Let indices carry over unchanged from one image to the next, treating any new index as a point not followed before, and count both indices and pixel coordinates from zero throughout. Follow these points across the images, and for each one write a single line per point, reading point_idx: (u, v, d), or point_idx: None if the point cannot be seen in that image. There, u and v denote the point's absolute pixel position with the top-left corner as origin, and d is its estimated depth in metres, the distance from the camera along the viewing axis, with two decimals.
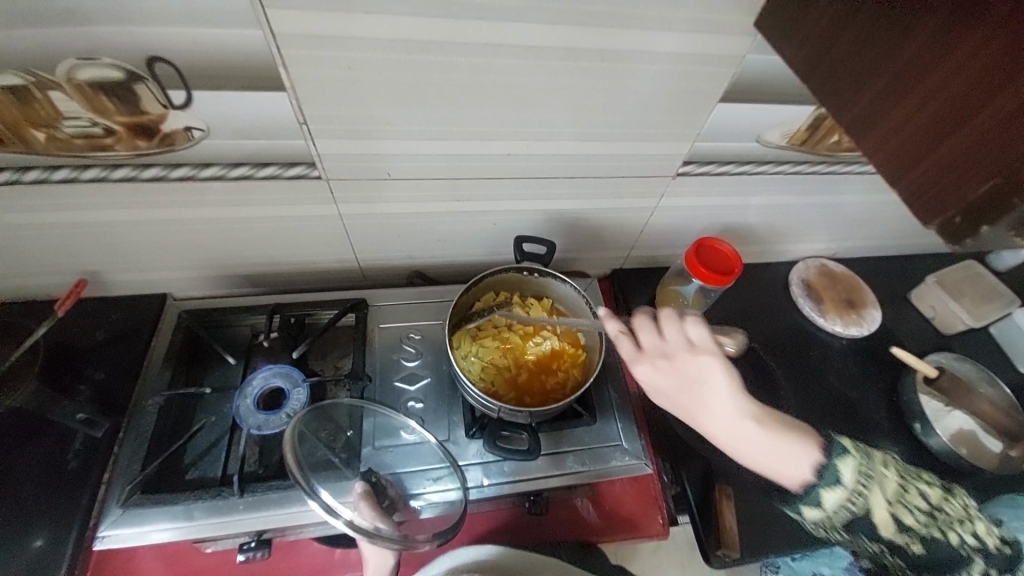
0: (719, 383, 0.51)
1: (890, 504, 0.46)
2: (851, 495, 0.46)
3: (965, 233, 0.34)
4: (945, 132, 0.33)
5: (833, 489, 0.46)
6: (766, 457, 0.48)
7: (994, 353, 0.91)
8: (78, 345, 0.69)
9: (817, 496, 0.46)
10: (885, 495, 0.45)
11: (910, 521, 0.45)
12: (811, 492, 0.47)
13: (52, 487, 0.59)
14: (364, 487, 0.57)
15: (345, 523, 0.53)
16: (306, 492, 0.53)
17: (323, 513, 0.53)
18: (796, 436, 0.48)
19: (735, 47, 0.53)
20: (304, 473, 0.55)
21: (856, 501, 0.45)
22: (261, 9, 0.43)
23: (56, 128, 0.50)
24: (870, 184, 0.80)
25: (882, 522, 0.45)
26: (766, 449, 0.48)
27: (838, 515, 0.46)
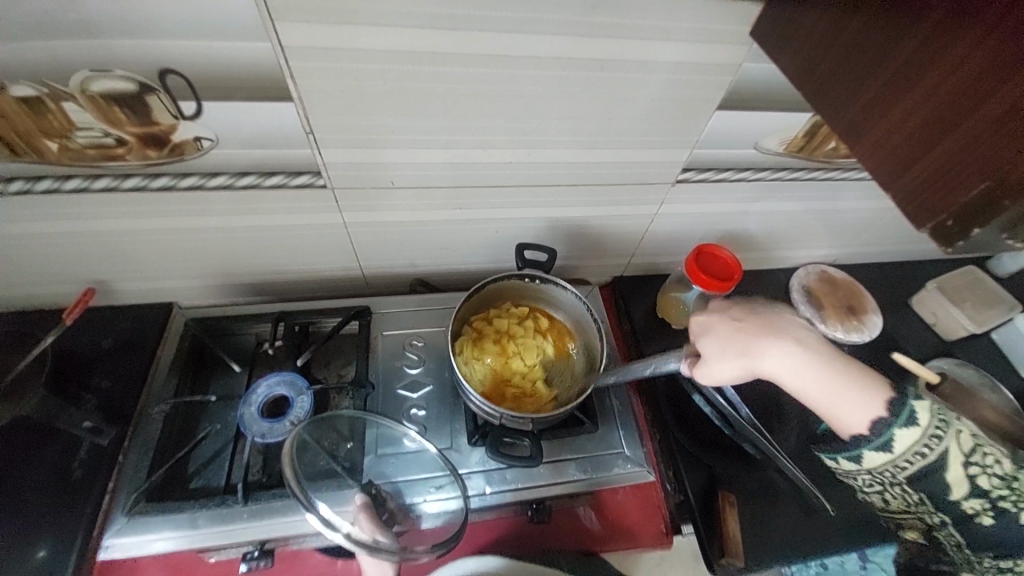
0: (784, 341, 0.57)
1: (966, 463, 0.51)
2: (929, 440, 0.51)
3: (957, 236, 0.34)
4: (935, 137, 0.34)
5: (906, 433, 0.52)
6: (853, 404, 0.55)
7: (998, 359, 0.91)
8: (84, 354, 0.70)
9: (886, 442, 0.53)
10: (959, 454, 0.51)
11: (982, 481, 0.51)
12: (881, 433, 0.53)
13: (56, 495, 0.59)
14: (363, 499, 0.57)
15: (343, 537, 0.54)
16: (303, 506, 0.54)
17: (319, 527, 0.54)
18: (867, 384, 0.55)
19: (732, 56, 0.55)
20: (301, 486, 0.56)
21: (933, 444, 0.51)
22: (271, 22, 0.45)
23: (70, 138, 0.52)
24: (869, 191, 0.81)
25: (953, 477, 0.51)
26: (840, 398, 0.55)
27: (906, 463, 0.52)
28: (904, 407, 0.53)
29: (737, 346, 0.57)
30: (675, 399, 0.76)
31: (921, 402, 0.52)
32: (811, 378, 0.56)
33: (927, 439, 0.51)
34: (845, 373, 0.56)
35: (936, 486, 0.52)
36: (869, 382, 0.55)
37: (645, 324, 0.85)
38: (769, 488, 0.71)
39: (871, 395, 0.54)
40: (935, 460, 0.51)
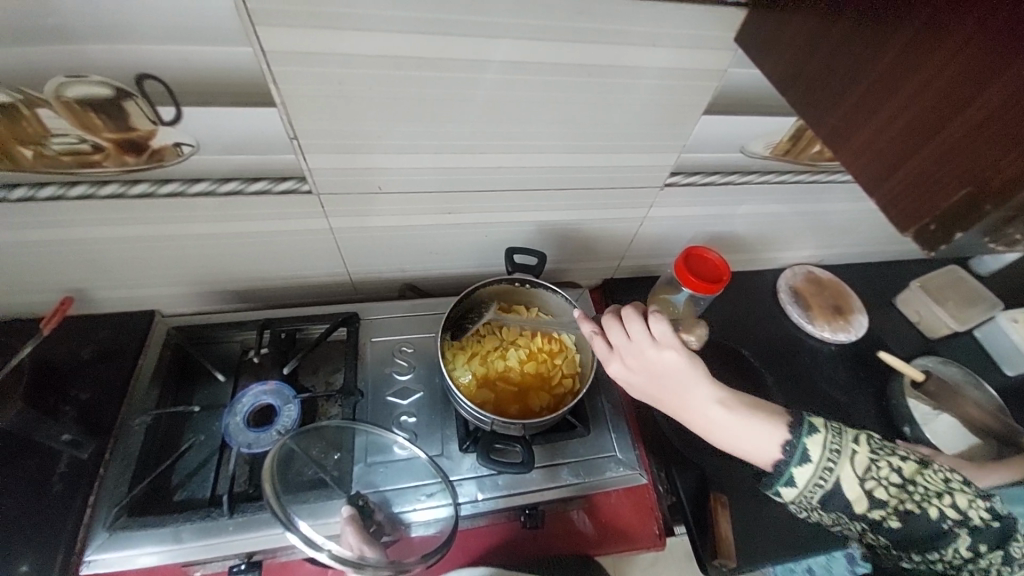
0: (682, 372, 0.54)
1: (861, 478, 0.50)
2: (822, 470, 0.50)
3: (939, 240, 0.34)
4: (917, 142, 0.34)
5: (801, 467, 0.51)
6: (746, 440, 0.53)
7: (979, 355, 0.93)
8: (62, 364, 0.68)
9: (792, 475, 0.51)
10: (851, 466, 0.50)
11: (880, 493, 0.49)
12: (784, 471, 0.51)
13: (35, 510, 0.57)
14: (348, 512, 0.56)
15: (328, 555, 0.51)
16: (283, 525, 0.52)
17: (302, 546, 0.52)
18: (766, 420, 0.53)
19: (718, 61, 0.55)
20: (281, 503, 0.54)
21: (826, 475, 0.50)
22: (251, 26, 0.44)
23: (44, 145, 0.50)
24: (853, 193, 0.82)
25: (854, 495, 0.49)
26: (734, 432, 0.53)
27: (812, 493, 0.51)
28: (797, 441, 0.51)
29: (636, 377, 0.57)
30: None
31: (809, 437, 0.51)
32: (688, 399, 0.56)
33: (820, 469, 0.50)
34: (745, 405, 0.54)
35: (843, 508, 0.50)
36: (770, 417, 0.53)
37: None
38: (759, 488, 0.71)
39: (777, 429, 0.52)
40: (834, 486, 0.50)
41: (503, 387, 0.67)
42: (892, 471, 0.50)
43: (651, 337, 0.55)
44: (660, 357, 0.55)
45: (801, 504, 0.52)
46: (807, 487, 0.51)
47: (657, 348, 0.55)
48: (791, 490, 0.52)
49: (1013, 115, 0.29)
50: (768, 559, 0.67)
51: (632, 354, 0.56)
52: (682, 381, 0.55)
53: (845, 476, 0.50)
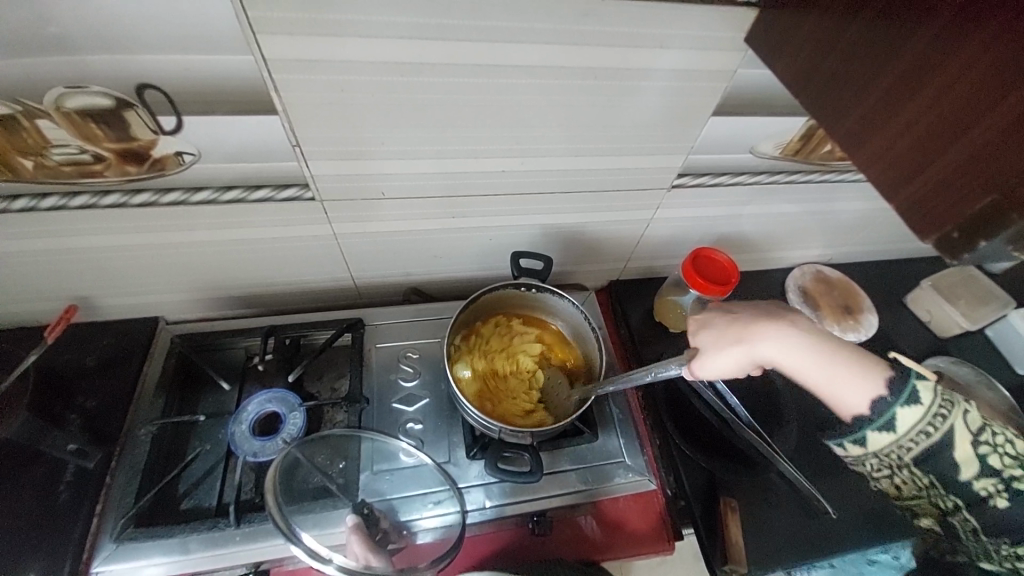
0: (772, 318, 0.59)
1: (973, 440, 0.50)
2: (930, 418, 0.50)
3: (962, 248, 0.33)
4: (935, 150, 0.33)
5: (909, 410, 0.51)
6: (851, 389, 0.53)
7: (991, 355, 0.91)
8: (67, 373, 0.68)
9: (894, 416, 0.51)
10: (962, 423, 0.50)
11: (993, 460, 0.49)
12: (884, 411, 0.51)
13: (42, 521, 0.57)
14: (353, 521, 0.56)
15: (335, 567, 0.51)
16: (287, 538, 0.52)
17: (308, 559, 0.52)
18: (865, 366, 0.54)
19: (727, 62, 0.54)
20: (284, 517, 0.54)
21: (934, 424, 0.50)
22: (252, 33, 0.43)
23: (45, 156, 0.50)
24: (863, 192, 0.81)
25: (964, 456, 0.49)
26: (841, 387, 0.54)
27: (909, 441, 0.51)
28: (906, 387, 0.51)
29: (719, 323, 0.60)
30: (672, 405, 0.76)
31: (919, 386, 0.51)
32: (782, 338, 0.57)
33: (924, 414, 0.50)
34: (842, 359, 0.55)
35: (946, 466, 0.50)
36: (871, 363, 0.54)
37: (642, 329, 0.85)
38: (768, 492, 0.71)
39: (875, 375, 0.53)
40: (942, 440, 0.50)
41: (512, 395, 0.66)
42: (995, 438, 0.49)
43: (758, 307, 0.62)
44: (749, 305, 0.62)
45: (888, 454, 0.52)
46: (914, 432, 0.51)
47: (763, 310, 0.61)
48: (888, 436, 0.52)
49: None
50: (779, 565, 0.67)
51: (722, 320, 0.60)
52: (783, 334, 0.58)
53: (954, 427, 0.50)
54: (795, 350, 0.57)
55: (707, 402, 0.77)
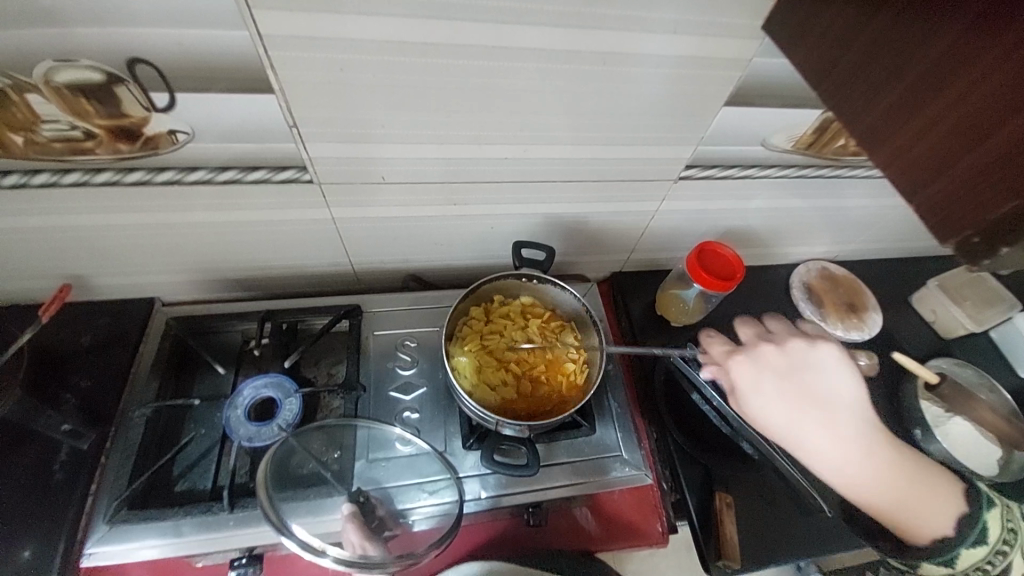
0: (835, 367, 0.54)
1: (1010, 556, 0.47)
2: (987, 557, 0.47)
3: (983, 254, 0.32)
4: (960, 151, 0.31)
5: (975, 547, 0.48)
6: (862, 487, 0.52)
7: (994, 357, 0.91)
8: (62, 353, 0.67)
9: (956, 556, 0.48)
10: (1007, 549, 0.47)
11: (1015, 563, 0.47)
12: (949, 548, 0.48)
13: (37, 500, 0.57)
14: (349, 510, 0.56)
15: (331, 559, 0.52)
16: (277, 531, 0.52)
17: (301, 552, 0.52)
18: (897, 471, 0.52)
19: (742, 50, 0.51)
20: (275, 509, 0.54)
21: (992, 565, 0.46)
22: (247, 8, 0.41)
23: (33, 131, 0.48)
24: (874, 188, 0.79)
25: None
26: (847, 481, 0.52)
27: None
28: (977, 514, 0.49)
29: (771, 380, 0.54)
30: (672, 400, 0.75)
31: (987, 513, 0.49)
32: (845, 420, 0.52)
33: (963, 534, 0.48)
34: (897, 461, 0.52)
35: (969, 573, 0.48)
36: (910, 469, 0.52)
37: (643, 322, 0.84)
38: (764, 489, 0.71)
39: (956, 501, 0.50)
40: (991, 566, 0.47)
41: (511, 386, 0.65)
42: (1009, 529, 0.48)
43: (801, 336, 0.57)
44: (818, 358, 0.55)
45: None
46: (955, 553, 0.48)
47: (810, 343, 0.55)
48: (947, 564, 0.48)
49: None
50: (772, 561, 0.67)
51: (775, 355, 0.55)
52: (851, 406, 0.53)
53: (1008, 552, 0.47)
54: (852, 445, 0.52)
55: (706, 398, 0.74)
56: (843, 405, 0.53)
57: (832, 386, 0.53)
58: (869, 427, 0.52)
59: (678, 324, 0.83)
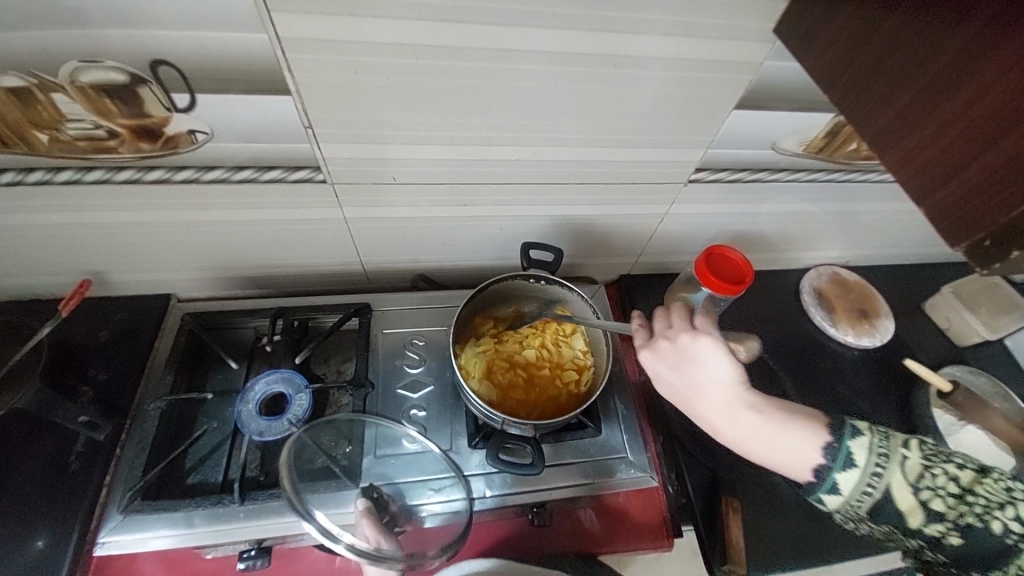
0: (713, 364, 0.54)
1: (913, 488, 0.46)
2: (868, 475, 0.47)
3: (994, 257, 0.32)
4: (974, 152, 0.31)
5: (848, 472, 0.48)
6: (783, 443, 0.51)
7: (1010, 366, 0.89)
8: (81, 346, 0.69)
9: (836, 483, 0.49)
10: (903, 476, 0.47)
11: (935, 504, 0.46)
12: (826, 476, 0.49)
13: (55, 489, 0.58)
14: (364, 505, 0.56)
15: (345, 547, 0.52)
16: (301, 515, 0.53)
17: (319, 536, 0.53)
18: (806, 419, 0.52)
19: (753, 53, 0.52)
20: (299, 496, 0.55)
21: (875, 482, 0.47)
22: (265, 11, 0.42)
23: (59, 130, 0.50)
24: (886, 193, 0.78)
25: (908, 509, 0.46)
26: (773, 443, 0.51)
27: (860, 504, 0.48)
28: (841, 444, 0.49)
29: (672, 375, 0.56)
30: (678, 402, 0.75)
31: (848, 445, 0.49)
32: (714, 399, 0.55)
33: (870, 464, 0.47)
34: (781, 414, 0.52)
35: (893, 515, 0.47)
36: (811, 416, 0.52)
37: None
38: (772, 495, 0.70)
39: (815, 436, 0.50)
40: (883, 493, 0.47)
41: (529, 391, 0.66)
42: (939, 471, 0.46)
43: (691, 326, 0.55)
44: (699, 351, 0.54)
45: (852, 514, 0.49)
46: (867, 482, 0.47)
47: (692, 338, 0.54)
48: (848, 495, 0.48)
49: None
50: (779, 567, 0.66)
51: (666, 348, 0.56)
52: (723, 383, 0.54)
53: (893, 475, 0.47)
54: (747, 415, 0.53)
55: None
56: (708, 381, 0.54)
57: (708, 377, 0.54)
58: (742, 403, 0.54)
59: None
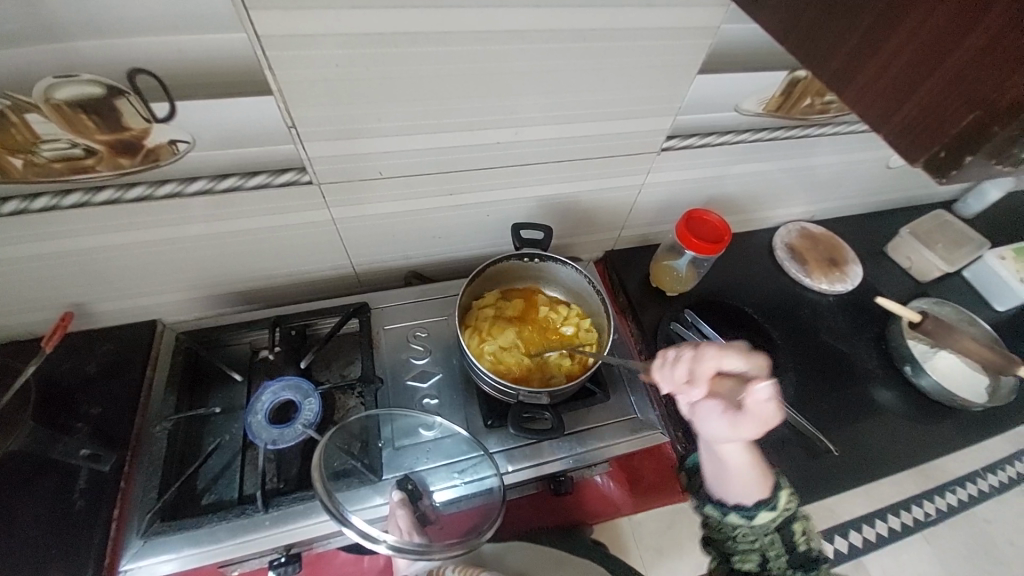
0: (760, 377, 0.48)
1: None
2: (784, 514, 0.53)
3: (950, 166, 0.34)
4: (918, 77, 0.34)
5: None
6: (750, 480, 0.53)
7: (968, 294, 0.98)
8: (69, 382, 0.66)
9: (756, 514, 0.53)
10: None
11: None
12: (758, 511, 0.53)
13: (62, 530, 0.55)
14: (400, 497, 0.57)
15: (386, 547, 0.52)
16: (337, 522, 0.52)
17: (360, 540, 0.52)
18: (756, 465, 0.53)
19: (710, 19, 0.55)
20: (332, 497, 0.54)
21: None
22: (245, 11, 0.43)
23: (33, 152, 0.48)
24: (841, 145, 0.84)
25: None
26: (738, 478, 0.53)
27: None
28: (774, 497, 0.53)
29: (703, 372, 0.47)
30: None
31: (778, 492, 0.53)
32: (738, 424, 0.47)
33: (779, 518, 0.53)
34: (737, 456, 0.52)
35: None
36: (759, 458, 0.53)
37: (641, 295, 0.87)
38: (775, 437, 0.74)
39: (755, 486, 0.53)
40: None
41: (546, 364, 0.66)
42: (755, 536, 0.54)
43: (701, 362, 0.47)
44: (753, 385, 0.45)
45: (748, 533, 0.54)
46: (758, 527, 0.54)
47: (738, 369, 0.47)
48: (742, 525, 0.54)
49: (1015, 37, 0.28)
50: None
51: (705, 363, 0.47)
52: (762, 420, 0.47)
53: None
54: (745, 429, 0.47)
55: None
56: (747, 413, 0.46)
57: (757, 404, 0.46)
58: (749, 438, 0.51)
59: (673, 293, 0.86)
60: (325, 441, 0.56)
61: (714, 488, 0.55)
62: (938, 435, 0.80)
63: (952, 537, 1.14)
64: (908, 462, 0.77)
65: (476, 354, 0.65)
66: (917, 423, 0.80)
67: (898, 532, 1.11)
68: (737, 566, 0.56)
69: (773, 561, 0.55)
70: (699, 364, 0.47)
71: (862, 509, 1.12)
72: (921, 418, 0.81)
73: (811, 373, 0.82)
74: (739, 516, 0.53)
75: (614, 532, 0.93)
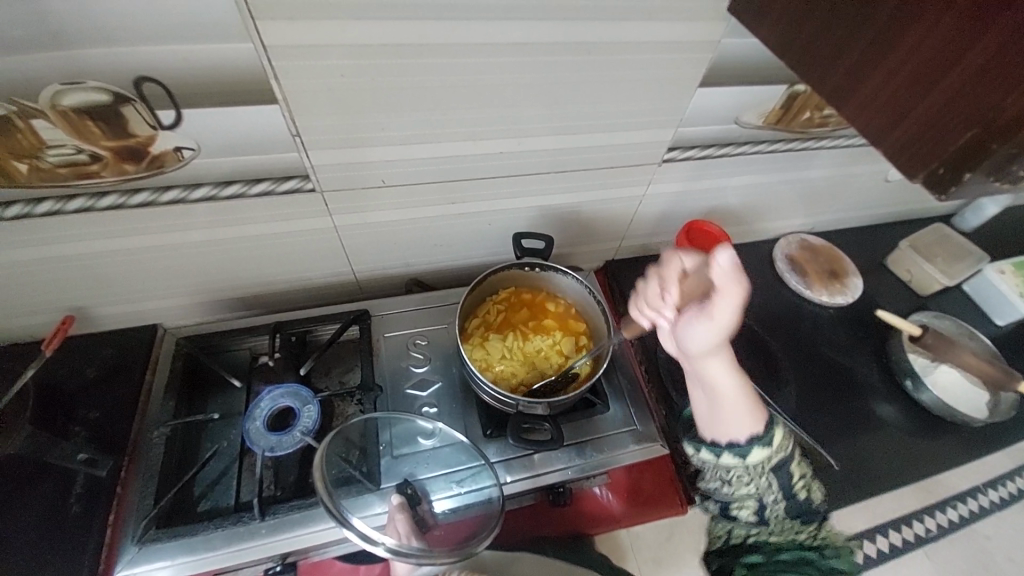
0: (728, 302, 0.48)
1: None
2: (774, 455, 0.55)
3: (949, 183, 0.34)
4: (917, 94, 0.34)
5: None
6: (739, 410, 0.55)
7: (968, 308, 0.98)
8: (68, 386, 0.66)
9: (747, 453, 0.55)
10: None
11: None
12: (747, 446, 0.55)
13: (57, 536, 0.55)
14: (400, 501, 0.58)
15: (385, 549, 0.51)
16: (338, 522, 0.52)
17: (359, 541, 0.52)
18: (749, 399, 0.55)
19: (711, 33, 0.56)
20: (333, 499, 0.54)
21: None
22: (252, 21, 0.43)
23: (39, 157, 0.49)
24: (841, 158, 0.84)
25: None
26: (723, 403, 0.55)
27: None
28: (768, 434, 0.55)
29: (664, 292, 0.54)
30: (678, 373, 0.78)
31: (773, 430, 0.56)
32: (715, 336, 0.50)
33: (773, 455, 0.55)
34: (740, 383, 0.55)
35: None
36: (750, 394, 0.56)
37: None
38: None
39: (743, 418, 0.55)
40: None
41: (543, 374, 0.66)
42: (750, 478, 0.57)
43: (658, 285, 0.55)
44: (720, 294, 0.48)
45: (743, 475, 0.57)
46: (752, 466, 0.56)
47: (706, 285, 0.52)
48: (737, 465, 0.56)
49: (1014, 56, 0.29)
50: None
51: (653, 285, 0.55)
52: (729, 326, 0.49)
53: None
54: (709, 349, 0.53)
55: None
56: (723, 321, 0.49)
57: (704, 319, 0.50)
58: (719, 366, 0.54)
59: None
60: (325, 446, 0.56)
61: (707, 427, 0.58)
62: (938, 449, 0.80)
63: (953, 552, 1.13)
64: (909, 476, 0.76)
65: (475, 362, 0.65)
66: (917, 437, 0.80)
67: (899, 547, 1.10)
68: (733, 508, 0.60)
69: (768, 503, 0.57)
70: (646, 289, 0.56)
71: (863, 523, 1.11)
72: (921, 432, 0.81)
73: (811, 386, 0.82)
74: (733, 456, 0.56)
75: (613, 543, 0.93)
